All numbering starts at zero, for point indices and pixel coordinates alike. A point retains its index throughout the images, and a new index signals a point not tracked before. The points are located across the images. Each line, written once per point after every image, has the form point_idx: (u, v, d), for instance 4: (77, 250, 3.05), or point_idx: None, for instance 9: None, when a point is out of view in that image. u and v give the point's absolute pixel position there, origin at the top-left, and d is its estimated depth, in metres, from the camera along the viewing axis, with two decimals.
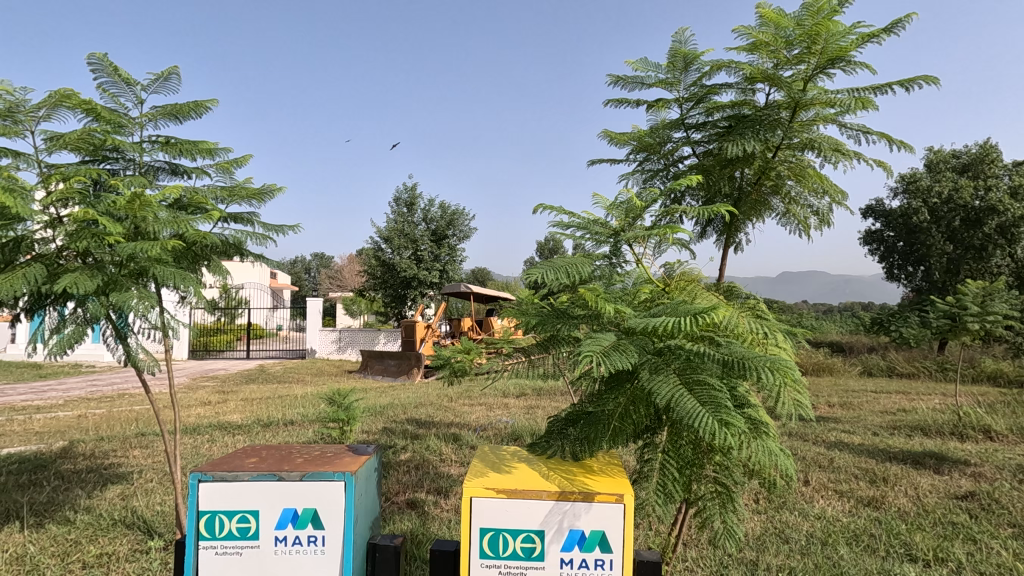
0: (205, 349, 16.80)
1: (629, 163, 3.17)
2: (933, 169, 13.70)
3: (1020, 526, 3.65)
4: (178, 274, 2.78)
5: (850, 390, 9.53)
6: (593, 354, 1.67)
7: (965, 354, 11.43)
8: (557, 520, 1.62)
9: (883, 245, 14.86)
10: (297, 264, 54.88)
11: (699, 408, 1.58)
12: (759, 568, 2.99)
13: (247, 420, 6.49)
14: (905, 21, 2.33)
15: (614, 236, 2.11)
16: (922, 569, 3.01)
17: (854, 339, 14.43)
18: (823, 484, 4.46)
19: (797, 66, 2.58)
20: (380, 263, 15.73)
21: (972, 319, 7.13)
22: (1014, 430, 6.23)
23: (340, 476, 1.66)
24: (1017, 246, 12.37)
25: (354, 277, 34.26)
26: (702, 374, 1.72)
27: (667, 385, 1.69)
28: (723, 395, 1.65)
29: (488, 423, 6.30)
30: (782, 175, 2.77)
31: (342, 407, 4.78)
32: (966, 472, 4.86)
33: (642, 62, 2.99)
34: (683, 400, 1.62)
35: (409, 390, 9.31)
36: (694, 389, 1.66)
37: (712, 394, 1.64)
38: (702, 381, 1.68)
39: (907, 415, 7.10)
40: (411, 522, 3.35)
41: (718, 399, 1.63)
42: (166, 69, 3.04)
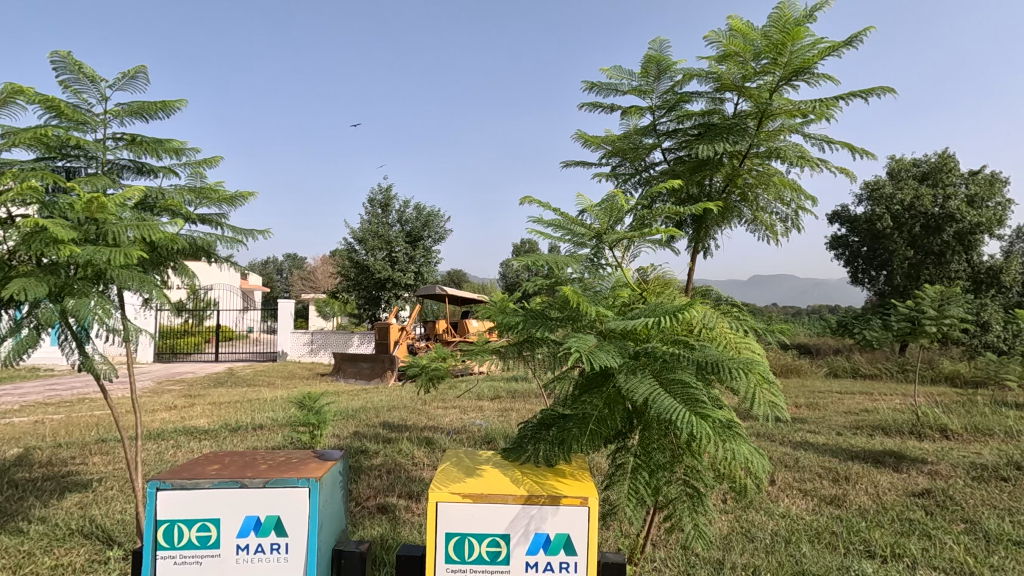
0: (172, 351, 16.39)
1: (602, 166, 3.20)
2: (895, 177, 14.18)
3: (972, 522, 3.80)
4: (138, 278, 2.72)
5: (816, 391, 9.80)
6: (580, 352, 1.68)
7: (925, 356, 11.85)
8: (524, 524, 1.63)
9: (848, 250, 15.33)
10: (269, 266, 53.94)
11: (677, 404, 1.61)
12: (725, 568, 3.05)
13: (214, 425, 6.36)
14: (863, 35, 2.43)
15: (595, 238, 2.12)
16: (879, 565, 3.11)
17: (820, 342, 14.82)
18: (788, 484, 4.58)
19: (763, 78, 2.65)
20: (354, 264, 15.55)
21: (930, 322, 7.42)
22: (969, 429, 6.49)
23: (305, 482, 1.65)
24: (973, 252, 12.88)
25: (328, 278, 33.82)
26: (677, 373, 1.75)
27: (645, 384, 1.71)
28: (700, 393, 1.69)
29: (461, 426, 6.29)
30: (749, 183, 2.84)
31: (313, 411, 4.71)
32: (923, 470, 5.04)
33: (616, 69, 3.03)
34: (661, 398, 1.64)
35: (383, 394, 9.24)
36: (672, 390, 1.69)
37: (688, 394, 1.67)
38: (679, 381, 1.72)
39: (869, 416, 7.35)
40: (382, 527, 3.33)
41: (695, 397, 1.67)
42: (133, 67, 2.98)
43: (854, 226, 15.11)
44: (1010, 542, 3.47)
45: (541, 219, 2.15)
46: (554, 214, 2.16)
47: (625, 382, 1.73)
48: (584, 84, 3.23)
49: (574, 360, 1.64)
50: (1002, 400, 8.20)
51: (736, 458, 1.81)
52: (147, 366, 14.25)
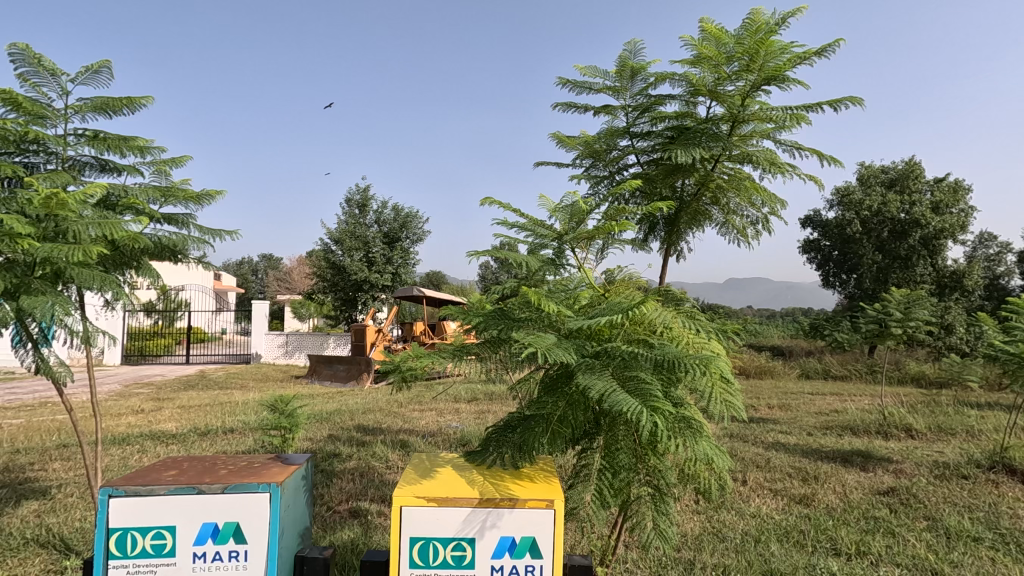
0: (140, 353, 15.95)
1: (576, 167, 3.19)
2: (864, 183, 14.55)
3: (934, 519, 3.90)
4: (99, 277, 2.63)
5: (788, 392, 9.98)
6: (536, 350, 1.69)
7: (892, 357, 12.16)
8: (489, 526, 1.62)
9: (820, 254, 15.70)
10: (243, 266, 53.04)
11: (632, 401, 1.62)
12: (695, 568, 3.08)
13: (182, 429, 6.20)
14: (834, 46, 2.49)
15: (557, 240, 2.11)
16: (844, 562, 3.18)
17: (793, 344, 15.13)
18: (758, 484, 4.64)
19: (736, 83, 2.68)
20: (330, 265, 15.35)
21: (896, 325, 7.63)
22: (933, 429, 6.67)
23: (265, 488, 1.61)
24: (938, 256, 13.29)
25: (304, 279, 33.27)
26: (635, 372, 1.76)
27: (603, 381, 1.71)
28: (656, 390, 1.70)
29: (437, 428, 6.24)
30: (720, 187, 2.88)
31: (284, 414, 4.61)
32: (889, 469, 5.16)
33: (590, 68, 3.04)
34: (618, 395, 1.65)
35: (359, 396, 9.11)
36: (631, 388, 1.70)
37: (646, 392, 1.68)
38: (636, 378, 1.74)
39: (838, 416, 7.52)
40: (353, 531, 3.29)
41: (651, 393, 1.68)
42: (97, 62, 2.90)
43: (825, 230, 15.45)
44: (968, 538, 3.58)
45: (505, 221, 2.14)
46: (517, 214, 2.15)
47: (583, 380, 1.73)
48: (558, 81, 3.24)
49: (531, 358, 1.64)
50: (963, 401, 8.47)
51: (695, 457, 1.83)
52: (115, 368, 13.85)
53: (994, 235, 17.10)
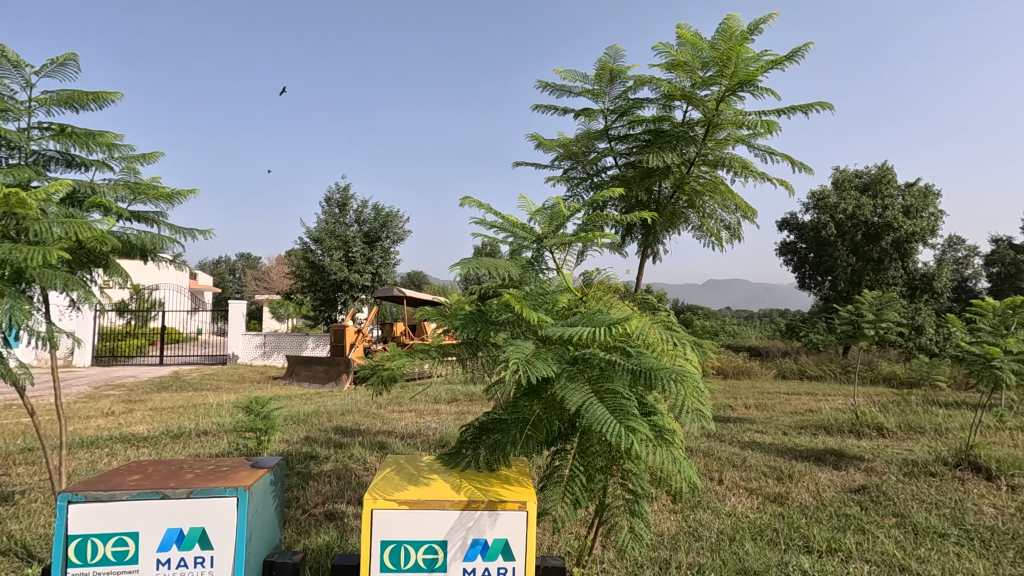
0: (112, 353, 15.55)
1: (554, 169, 3.20)
2: (839, 187, 14.85)
3: (902, 516, 3.99)
4: (63, 277, 2.55)
5: (765, 392, 10.14)
6: (516, 358, 1.67)
7: (865, 358, 12.43)
8: (462, 530, 1.61)
9: (796, 256, 16.00)
10: (221, 266, 52.21)
11: (607, 415, 1.62)
12: (671, 567, 3.10)
13: (154, 431, 6.06)
14: (804, 51, 2.54)
15: (536, 243, 2.09)
16: (816, 559, 3.23)
17: (769, 344, 15.38)
18: (735, 482, 4.71)
19: (711, 88, 2.70)
20: (309, 265, 15.16)
21: (868, 326, 7.79)
22: (903, 427, 6.83)
23: (233, 491, 1.59)
24: (909, 259, 13.63)
25: (282, 279, 32.78)
26: (613, 384, 1.76)
27: (580, 392, 1.71)
28: (631, 403, 1.70)
29: (416, 430, 6.19)
30: (696, 191, 2.91)
31: (260, 416, 4.53)
32: (860, 467, 5.27)
33: (570, 71, 3.05)
34: (593, 407, 1.65)
35: (337, 397, 9.01)
36: (606, 399, 1.70)
37: (622, 407, 1.67)
38: (614, 391, 1.73)
39: (813, 415, 7.65)
40: (329, 535, 3.24)
41: (628, 409, 1.67)
42: (63, 55, 2.82)
43: (802, 233, 15.72)
44: (935, 534, 3.66)
45: (485, 221, 2.06)
46: (496, 215, 2.09)
47: (561, 390, 1.73)
48: (538, 84, 3.24)
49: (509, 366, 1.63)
50: (932, 400, 8.69)
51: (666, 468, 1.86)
52: (85, 370, 13.48)
53: (961, 239, 17.61)
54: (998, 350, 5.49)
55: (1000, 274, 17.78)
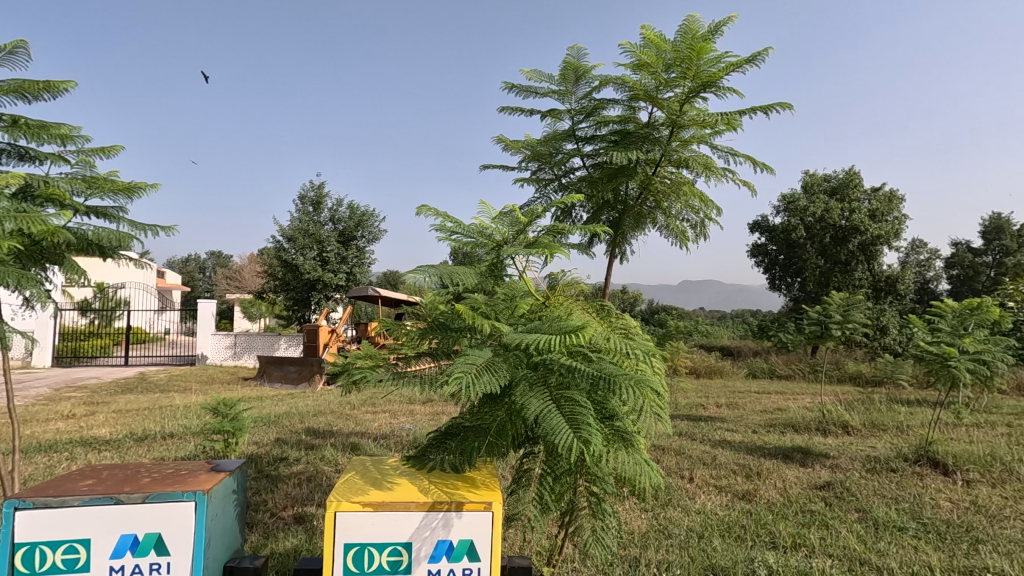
0: (74, 354, 15.05)
1: (523, 170, 3.21)
2: (809, 190, 15.20)
3: (864, 511, 4.11)
4: (15, 274, 2.46)
5: (736, 391, 10.33)
6: (468, 370, 1.66)
7: (832, 357, 12.76)
8: (425, 533, 1.60)
9: (767, 258, 16.36)
10: (190, 265, 51.04)
11: (562, 424, 1.63)
12: (640, 565, 3.13)
13: (117, 434, 5.89)
14: (764, 54, 2.59)
15: (497, 249, 2.05)
16: (780, 555, 3.30)
17: (741, 344, 15.67)
18: (705, 480, 4.78)
19: (675, 89, 2.74)
20: (282, 263, 14.92)
21: (835, 327, 8.00)
22: (867, 425, 7.03)
23: (191, 495, 1.55)
24: (874, 261, 14.04)
25: (253, 278, 32.12)
26: (573, 393, 1.76)
27: (540, 401, 1.72)
28: (587, 411, 1.71)
29: (390, 431, 6.13)
30: (662, 192, 2.94)
31: (227, 417, 4.42)
32: (826, 464, 5.41)
33: (536, 72, 3.06)
34: (550, 416, 1.66)
35: (308, 398, 8.88)
36: (564, 407, 1.70)
37: (579, 416, 1.67)
38: (572, 400, 1.74)
39: (782, 414, 7.83)
40: (296, 538, 3.18)
41: (586, 417, 1.68)
42: (11, 42, 2.70)
43: (772, 236, 16.07)
44: (894, 528, 3.78)
45: (443, 229, 1.99)
46: (453, 222, 2.03)
47: (521, 398, 1.74)
48: (505, 84, 3.24)
49: (461, 379, 1.62)
50: (894, 399, 8.96)
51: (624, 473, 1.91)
52: (45, 371, 13.00)
53: (924, 242, 18.23)
54: (954, 349, 5.70)
55: (958, 276, 18.48)
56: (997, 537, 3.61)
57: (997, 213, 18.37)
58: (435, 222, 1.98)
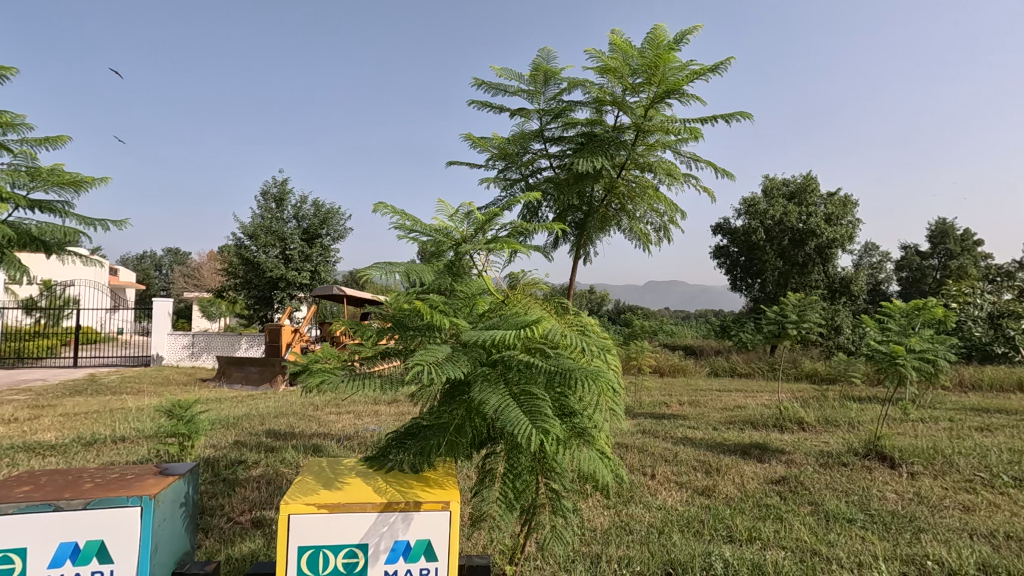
0: (18, 355, 14.32)
1: (489, 169, 3.20)
2: (768, 194, 15.65)
3: (817, 504, 4.26)
4: None
5: (698, 389, 10.57)
6: (425, 365, 1.67)
7: (790, 356, 13.17)
8: (381, 533, 1.59)
9: (729, 259, 16.80)
10: (146, 263, 49.29)
11: (519, 416, 1.64)
12: (601, 561, 3.18)
13: (63, 439, 5.63)
14: (726, 66, 2.67)
15: (454, 248, 2.04)
16: (736, 549, 3.38)
17: (704, 343, 16.04)
18: (666, 477, 4.88)
19: (640, 94, 2.80)
20: (243, 261, 14.54)
21: (792, 326, 8.27)
22: (821, 421, 7.30)
23: (136, 501, 1.50)
24: (829, 263, 14.57)
25: (212, 276, 31.14)
26: (531, 387, 1.78)
27: (498, 396, 1.73)
28: (545, 405, 1.72)
29: (353, 432, 6.04)
30: (626, 195, 2.99)
31: (182, 420, 4.28)
32: (782, 459, 5.59)
33: (505, 70, 3.07)
34: (508, 409, 1.68)
35: (270, 400, 8.67)
36: (522, 403, 1.72)
37: (537, 409, 1.70)
38: (530, 394, 1.76)
39: (740, 411, 8.06)
40: (254, 542, 3.11)
41: (542, 411, 1.70)
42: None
43: (734, 237, 16.52)
44: (844, 519, 3.93)
45: (401, 227, 1.98)
46: (411, 220, 2.01)
47: (479, 393, 1.75)
48: (474, 81, 3.24)
49: (419, 376, 1.62)
50: (847, 396, 9.32)
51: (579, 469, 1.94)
52: None
53: (876, 246, 19.03)
54: (902, 348, 5.97)
55: (907, 278, 19.36)
56: (937, 526, 3.79)
57: (942, 218, 19.30)
58: (393, 220, 1.97)
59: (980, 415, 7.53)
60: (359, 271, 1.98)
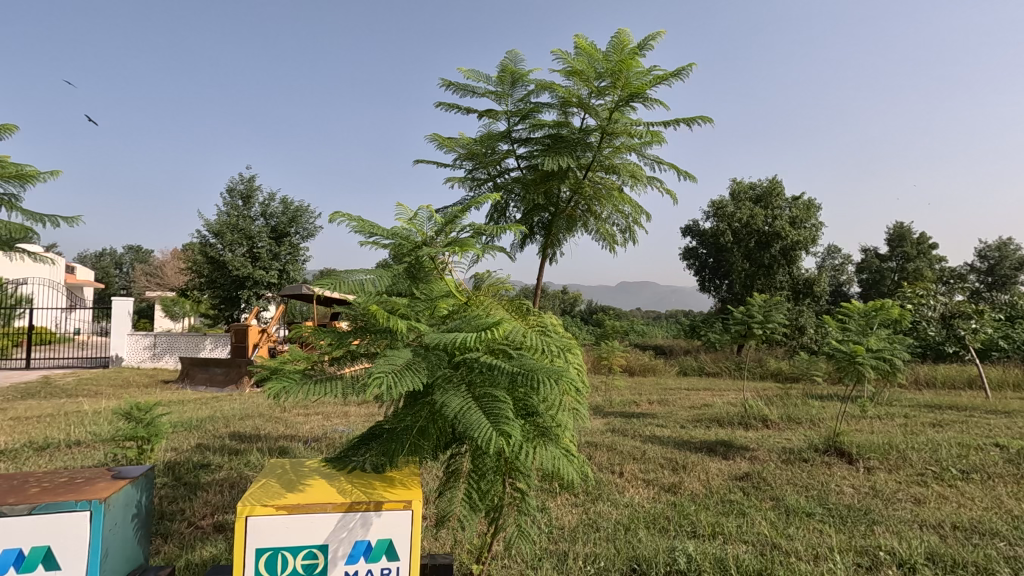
0: None
1: (456, 170, 3.20)
2: (736, 197, 15.99)
3: (777, 499, 4.39)
4: None
5: (668, 388, 10.76)
6: (384, 371, 1.66)
7: (755, 356, 13.49)
8: (342, 535, 1.58)
9: (697, 261, 17.14)
10: (106, 261, 47.64)
11: (480, 419, 1.65)
12: (568, 558, 3.21)
13: (13, 444, 5.39)
14: (688, 71, 2.73)
15: (415, 250, 2.03)
16: (700, 543, 3.46)
17: (673, 343, 16.32)
18: (633, 475, 4.95)
19: (605, 97, 2.84)
20: (208, 260, 14.15)
21: (757, 326, 8.47)
22: (784, 418, 7.50)
23: (85, 505, 1.46)
24: (794, 265, 14.97)
25: (176, 275, 30.24)
26: (493, 391, 1.78)
27: (460, 399, 1.74)
28: (507, 407, 1.73)
29: (321, 433, 5.94)
30: (592, 196, 3.02)
31: (141, 423, 4.15)
32: (746, 456, 5.73)
33: (473, 71, 3.07)
34: (470, 413, 1.69)
35: (236, 401, 8.47)
36: (484, 406, 1.72)
37: (499, 411, 1.71)
38: (492, 397, 1.76)
39: (708, 410, 8.21)
40: (217, 546, 3.04)
41: (504, 413, 1.71)
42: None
43: (703, 240, 16.85)
44: (803, 513, 4.06)
45: (360, 230, 1.96)
46: (371, 223, 2.00)
47: (441, 397, 1.75)
48: (442, 82, 3.24)
49: (379, 382, 1.62)
50: (810, 394, 9.59)
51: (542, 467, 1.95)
52: None
53: (839, 248, 19.64)
54: (860, 348, 6.18)
55: (867, 280, 20.07)
56: (890, 518, 3.95)
57: (901, 223, 20.03)
58: (353, 225, 1.96)
59: (933, 412, 7.86)
60: (318, 276, 1.95)
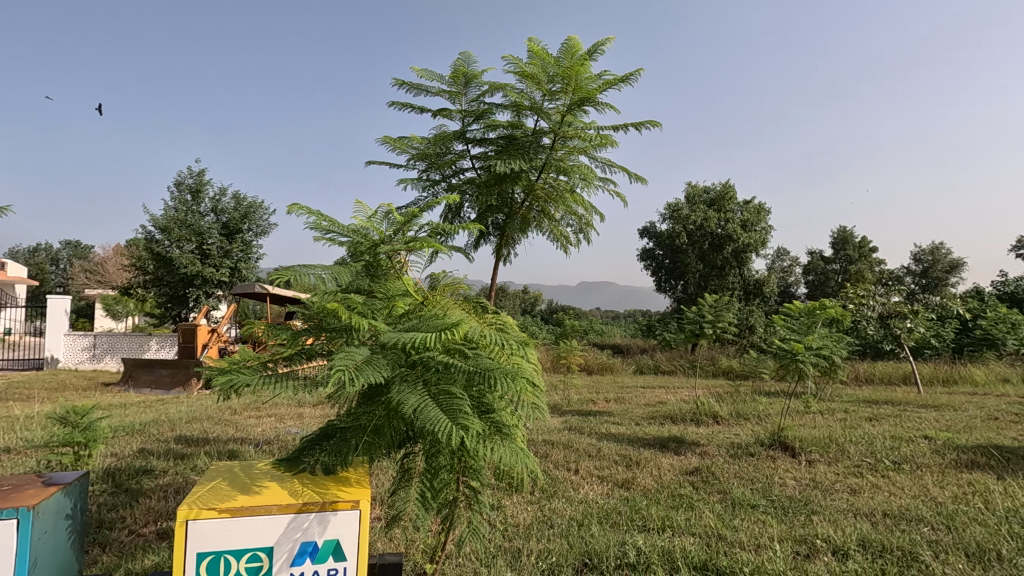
0: None
1: (410, 170, 3.20)
2: (691, 200, 16.43)
3: (725, 492, 4.56)
4: None
5: (624, 386, 10.97)
6: (345, 367, 1.66)
7: (708, 354, 13.92)
8: (288, 536, 1.56)
9: (654, 262, 17.56)
10: (40, 257, 44.95)
11: (438, 415, 1.67)
12: (521, 555, 3.25)
13: None
14: (636, 76, 2.82)
15: (373, 248, 2.03)
16: (649, 537, 3.56)
17: (630, 342, 16.67)
18: (588, 472, 5.04)
19: (557, 100, 2.90)
20: (153, 257, 13.54)
21: (708, 325, 8.75)
22: (733, 414, 7.78)
23: (14, 512, 1.40)
24: (744, 267, 15.51)
25: (120, 272, 28.90)
26: (450, 388, 1.80)
27: (416, 396, 1.74)
28: (464, 403, 1.76)
29: (274, 436, 5.80)
30: (545, 197, 3.07)
31: (78, 427, 3.95)
32: (696, 451, 5.92)
33: (426, 71, 3.07)
34: (427, 409, 1.69)
35: (182, 404, 8.15)
36: (441, 403, 1.74)
37: (457, 408, 1.73)
38: (449, 394, 1.78)
39: (661, 407, 8.43)
40: (159, 554, 2.94)
41: (461, 409, 1.73)
42: None
43: (659, 241, 17.28)
44: (748, 505, 4.23)
45: (318, 227, 1.95)
46: (328, 220, 1.98)
47: (398, 394, 1.75)
48: (395, 81, 3.22)
49: (338, 378, 1.62)
50: (758, 391, 9.97)
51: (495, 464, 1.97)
52: None
53: (787, 251, 20.47)
54: (802, 346, 6.49)
55: (812, 281, 21.01)
56: (828, 508, 4.16)
57: (843, 227, 21.03)
58: (309, 221, 1.94)
59: (870, 407, 8.30)
60: (274, 273, 1.94)
